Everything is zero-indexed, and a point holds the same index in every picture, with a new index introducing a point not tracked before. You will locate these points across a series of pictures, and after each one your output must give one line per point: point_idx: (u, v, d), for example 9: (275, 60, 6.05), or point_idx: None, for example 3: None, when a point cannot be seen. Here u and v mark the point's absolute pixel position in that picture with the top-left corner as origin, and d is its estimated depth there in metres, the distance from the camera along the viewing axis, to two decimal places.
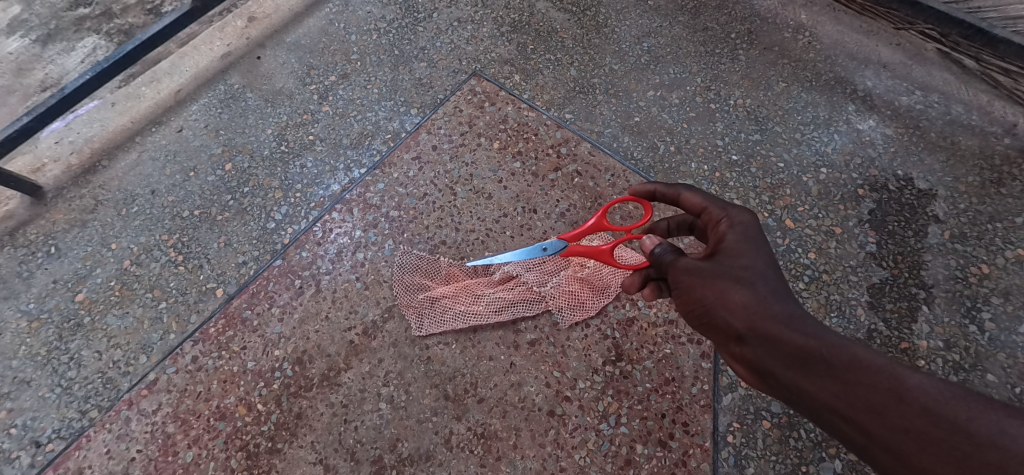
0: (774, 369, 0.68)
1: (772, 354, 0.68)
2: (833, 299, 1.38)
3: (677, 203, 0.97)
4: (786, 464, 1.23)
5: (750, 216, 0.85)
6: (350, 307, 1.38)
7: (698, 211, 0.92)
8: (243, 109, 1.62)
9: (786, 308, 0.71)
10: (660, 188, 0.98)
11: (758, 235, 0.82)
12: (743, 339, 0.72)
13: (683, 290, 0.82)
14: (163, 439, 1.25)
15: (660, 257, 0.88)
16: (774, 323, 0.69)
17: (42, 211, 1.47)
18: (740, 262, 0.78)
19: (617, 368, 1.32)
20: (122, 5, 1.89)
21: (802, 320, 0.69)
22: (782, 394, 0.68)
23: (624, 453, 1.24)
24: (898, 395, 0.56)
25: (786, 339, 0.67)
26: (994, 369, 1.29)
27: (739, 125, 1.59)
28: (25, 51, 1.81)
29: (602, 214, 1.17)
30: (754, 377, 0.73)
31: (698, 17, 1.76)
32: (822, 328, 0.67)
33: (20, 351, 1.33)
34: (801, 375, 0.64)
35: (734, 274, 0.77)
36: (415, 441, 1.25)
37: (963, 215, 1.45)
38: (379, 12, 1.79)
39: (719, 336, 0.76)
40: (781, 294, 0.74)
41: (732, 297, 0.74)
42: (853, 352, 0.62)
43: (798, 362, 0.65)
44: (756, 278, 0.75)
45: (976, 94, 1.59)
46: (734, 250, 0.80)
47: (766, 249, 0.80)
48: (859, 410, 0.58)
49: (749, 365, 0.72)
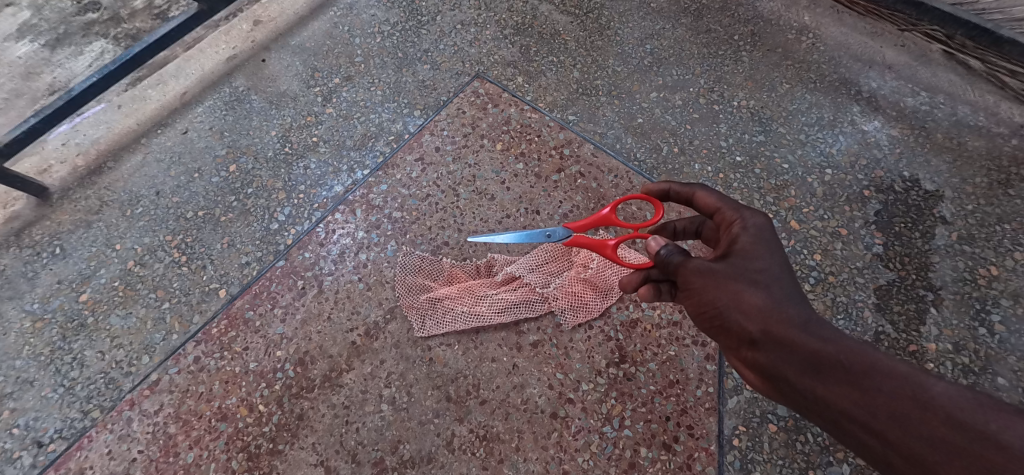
0: (789, 375, 0.67)
1: (787, 359, 0.67)
2: (839, 301, 1.36)
3: (690, 202, 0.97)
4: (793, 468, 1.21)
5: (764, 218, 0.83)
6: (352, 308, 1.37)
7: (711, 211, 0.92)
8: (247, 111, 1.63)
9: (801, 313, 0.70)
10: (674, 186, 0.98)
11: (773, 238, 0.80)
12: (756, 343, 0.71)
13: (693, 292, 0.80)
14: (164, 440, 1.25)
15: (666, 258, 0.86)
16: (789, 328, 0.68)
17: (48, 211, 1.49)
18: (754, 264, 0.77)
19: (620, 370, 1.31)
20: (129, 10, 1.92)
21: (818, 325, 0.68)
22: (796, 401, 0.67)
23: (627, 456, 1.23)
24: (921, 403, 0.55)
25: (801, 344, 0.66)
26: (1004, 373, 1.27)
27: (743, 126, 1.59)
28: (34, 55, 1.84)
29: (614, 207, 1.17)
30: (766, 383, 0.72)
31: (700, 19, 1.77)
32: (838, 333, 0.66)
33: (24, 351, 1.33)
34: (817, 380, 0.63)
35: (748, 276, 0.76)
36: (417, 443, 1.24)
37: (970, 217, 1.44)
38: (383, 15, 1.81)
39: (730, 340, 0.76)
40: (796, 299, 0.73)
41: (746, 299, 0.73)
42: (872, 357, 0.61)
43: (813, 368, 0.64)
44: (769, 280, 0.75)
45: (983, 94, 1.58)
46: (748, 251, 0.79)
47: (781, 251, 0.79)
48: (878, 417, 0.57)
49: (762, 371, 0.71)
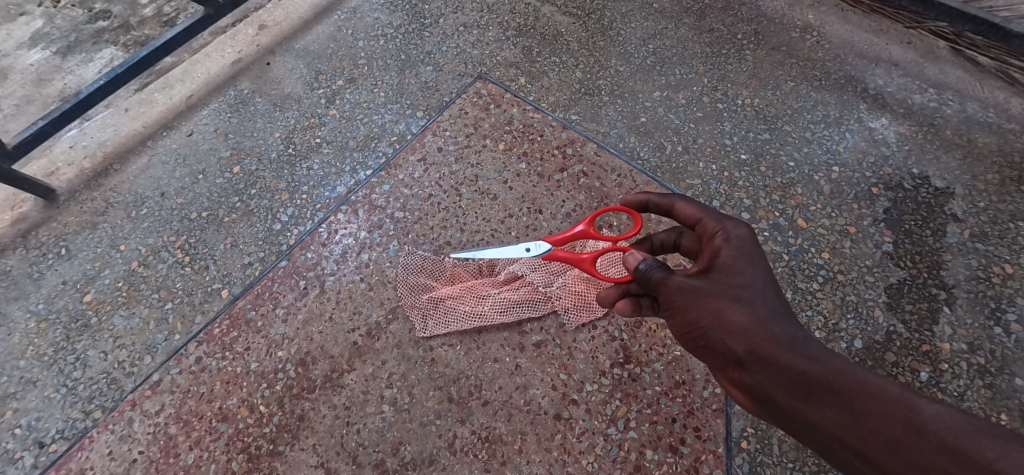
0: (778, 396, 0.66)
1: (775, 380, 0.66)
2: (849, 300, 1.33)
3: (669, 213, 0.95)
4: (804, 471, 1.18)
5: (747, 230, 0.83)
6: (354, 308, 1.36)
7: (693, 222, 0.91)
8: (252, 113, 1.65)
9: (786, 329, 0.69)
10: (652, 198, 0.97)
11: (755, 250, 0.79)
12: (742, 363, 0.70)
13: (677, 311, 0.79)
14: (164, 440, 1.24)
15: (646, 273, 0.84)
16: (776, 346, 0.68)
17: (55, 213, 1.50)
18: (737, 279, 0.76)
19: (625, 371, 1.28)
20: (139, 18, 1.95)
21: (805, 343, 0.67)
22: (786, 423, 0.67)
23: (633, 459, 1.20)
24: (914, 427, 0.55)
25: (788, 364, 0.66)
26: (1022, 373, 1.23)
27: (748, 124, 1.57)
28: (45, 62, 1.87)
29: (589, 222, 1.17)
30: (754, 404, 0.71)
31: (703, 19, 1.76)
32: (824, 350, 0.66)
33: (28, 352, 1.33)
34: (805, 402, 0.63)
35: (732, 292, 0.74)
36: (418, 445, 1.22)
37: (983, 214, 1.41)
38: (386, 18, 1.82)
39: (716, 359, 0.75)
40: (781, 314, 0.72)
41: (730, 317, 0.72)
42: (862, 378, 0.61)
43: (802, 390, 0.64)
44: (753, 296, 0.73)
45: (992, 91, 1.56)
46: (730, 266, 0.78)
47: (763, 264, 0.78)
48: (871, 443, 0.57)
49: (750, 391, 0.70)
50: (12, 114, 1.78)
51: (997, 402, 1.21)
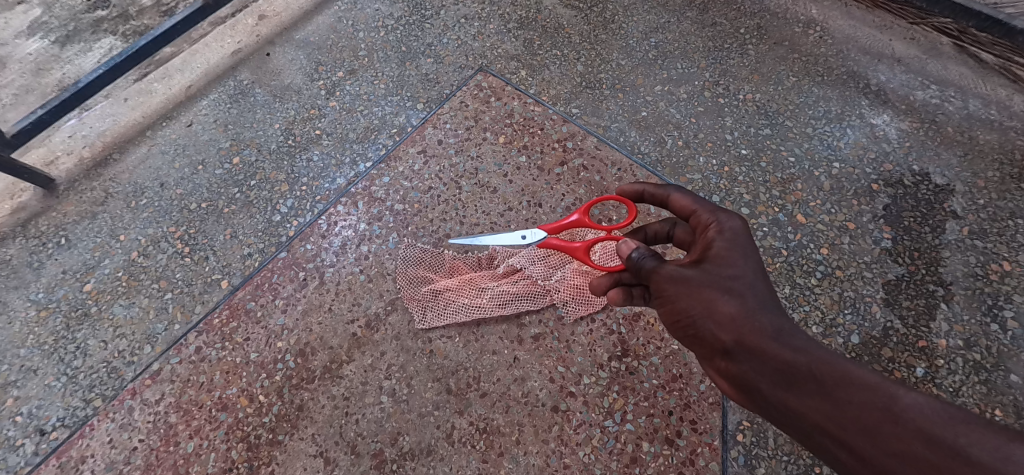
0: (762, 386, 0.67)
1: (759, 370, 0.67)
2: (847, 296, 1.33)
3: (665, 205, 0.96)
4: (799, 464, 1.19)
5: (740, 222, 0.83)
6: (353, 300, 1.37)
7: (687, 213, 0.91)
8: (252, 104, 1.65)
9: (773, 321, 0.70)
10: (648, 188, 0.98)
11: (747, 242, 0.80)
12: (729, 353, 0.70)
13: (667, 300, 0.79)
14: (164, 429, 1.24)
15: (639, 262, 0.85)
16: (763, 337, 0.68)
17: (54, 203, 1.50)
18: (728, 270, 0.76)
19: (622, 364, 1.29)
20: (138, 7, 1.94)
21: (791, 334, 0.68)
22: (769, 413, 0.67)
23: (629, 451, 1.21)
24: (892, 415, 0.55)
25: (773, 354, 0.66)
26: (1017, 370, 1.24)
27: (749, 119, 1.57)
28: (44, 51, 1.86)
29: (583, 211, 1.16)
30: (739, 394, 0.71)
31: (705, 13, 1.76)
32: (809, 342, 0.66)
33: (28, 340, 1.34)
34: (788, 392, 0.63)
35: (722, 283, 0.75)
36: (417, 435, 1.23)
37: (982, 211, 1.41)
38: (387, 9, 1.82)
39: (704, 349, 0.75)
40: (769, 306, 0.72)
41: (719, 308, 0.72)
42: (844, 367, 0.61)
43: (785, 379, 0.64)
44: (743, 288, 0.74)
45: (995, 88, 1.56)
46: (722, 258, 0.78)
47: (755, 257, 0.78)
48: (849, 431, 0.57)
49: (736, 381, 0.70)
50: (12, 103, 1.77)
51: (991, 397, 1.22)
